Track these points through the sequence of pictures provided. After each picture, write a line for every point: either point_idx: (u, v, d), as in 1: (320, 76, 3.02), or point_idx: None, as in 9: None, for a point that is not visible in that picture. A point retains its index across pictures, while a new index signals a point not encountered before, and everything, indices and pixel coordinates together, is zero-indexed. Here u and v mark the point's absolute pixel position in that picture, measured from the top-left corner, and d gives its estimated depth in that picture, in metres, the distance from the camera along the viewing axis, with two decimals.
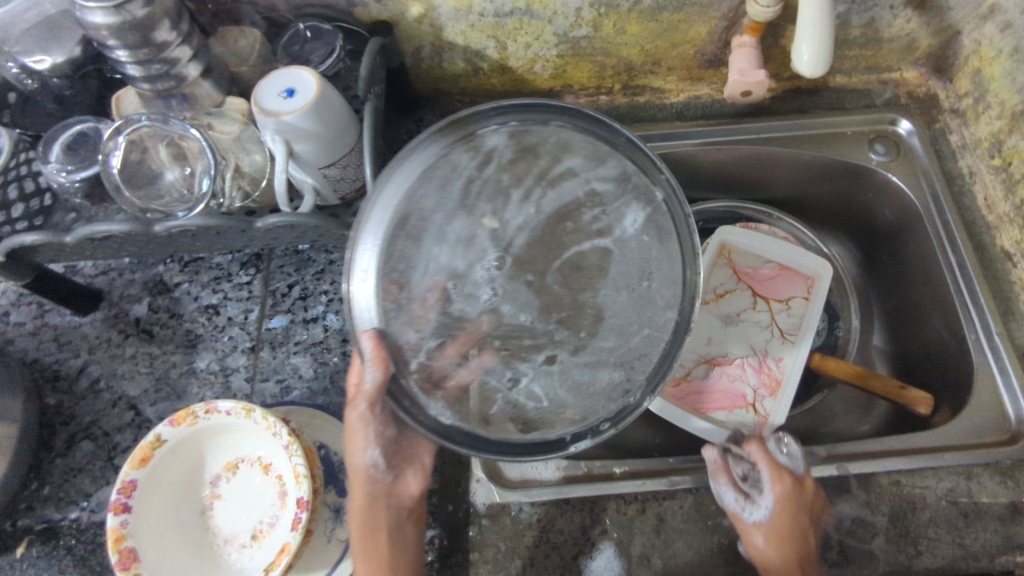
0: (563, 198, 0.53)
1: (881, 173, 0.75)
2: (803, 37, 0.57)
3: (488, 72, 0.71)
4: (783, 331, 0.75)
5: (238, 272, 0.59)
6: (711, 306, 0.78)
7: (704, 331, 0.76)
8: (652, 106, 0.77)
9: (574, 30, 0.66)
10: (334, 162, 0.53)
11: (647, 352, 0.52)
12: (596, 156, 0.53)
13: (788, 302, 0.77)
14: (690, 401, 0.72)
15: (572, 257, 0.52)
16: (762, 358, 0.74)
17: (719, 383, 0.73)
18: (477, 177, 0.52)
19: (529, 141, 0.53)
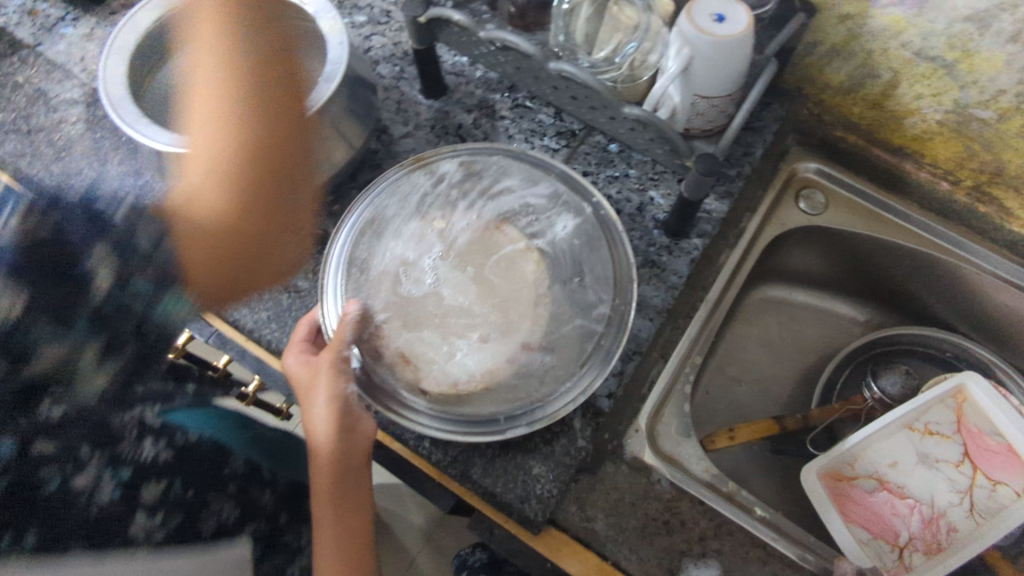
0: (501, 212, 0.51)
1: None
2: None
3: (858, 99, 0.68)
4: (975, 506, 0.67)
5: (551, 137, 0.64)
6: (915, 437, 0.70)
7: (894, 453, 0.70)
8: (988, 223, 0.70)
9: (977, 108, 0.61)
10: (709, 96, 0.54)
11: (579, 343, 0.47)
12: (531, 177, 0.53)
13: (995, 486, 0.67)
14: (842, 501, 0.67)
15: (508, 256, 0.49)
16: (938, 518, 0.66)
17: (880, 508, 0.67)
18: (431, 193, 0.52)
19: (475, 167, 0.54)
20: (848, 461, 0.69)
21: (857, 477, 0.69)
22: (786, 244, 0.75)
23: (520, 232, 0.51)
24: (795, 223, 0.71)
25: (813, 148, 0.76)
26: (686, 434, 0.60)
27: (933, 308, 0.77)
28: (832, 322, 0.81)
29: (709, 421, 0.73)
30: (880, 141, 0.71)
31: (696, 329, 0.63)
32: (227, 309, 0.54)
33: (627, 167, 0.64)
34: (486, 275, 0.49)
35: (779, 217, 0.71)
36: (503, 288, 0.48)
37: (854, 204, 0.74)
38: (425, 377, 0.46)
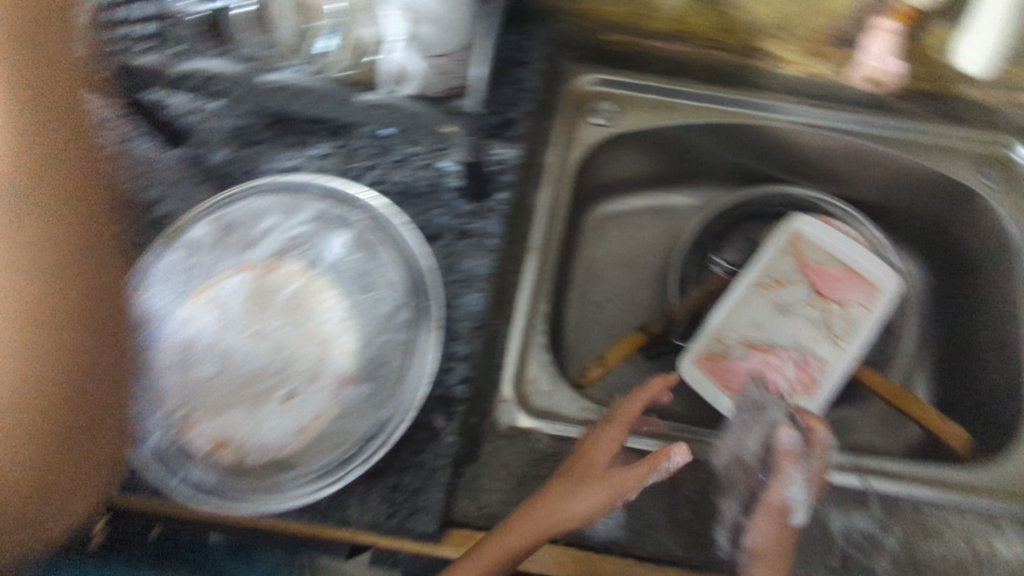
0: (271, 251, 0.49)
1: (985, 200, 0.71)
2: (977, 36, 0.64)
3: (612, 0, 0.68)
4: (834, 334, 0.73)
5: (318, 143, 0.60)
6: (768, 295, 0.75)
7: (754, 315, 0.74)
8: (766, 75, 0.72)
9: None
10: (448, 55, 0.50)
11: (389, 360, 0.47)
12: (292, 205, 0.50)
13: (845, 308, 0.74)
14: (723, 377, 0.70)
15: (291, 297, 0.48)
16: (808, 358, 0.72)
17: (757, 371, 0.71)
18: (188, 265, 0.48)
19: (225, 219, 0.49)
20: (717, 340, 0.73)
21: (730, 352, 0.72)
22: (596, 159, 0.73)
23: (298, 264, 0.49)
24: (597, 140, 0.69)
25: (585, 57, 0.72)
26: (555, 383, 0.62)
27: (755, 167, 0.80)
28: (671, 215, 0.83)
29: (588, 353, 0.75)
30: (646, 31, 0.70)
31: (532, 279, 0.63)
32: None
33: (408, 146, 0.61)
34: (270, 330, 0.47)
35: (579, 137, 0.69)
36: (292, 334, 0.47)
37: (643, 101, 0.71)
38: (245, 458, 0.44)
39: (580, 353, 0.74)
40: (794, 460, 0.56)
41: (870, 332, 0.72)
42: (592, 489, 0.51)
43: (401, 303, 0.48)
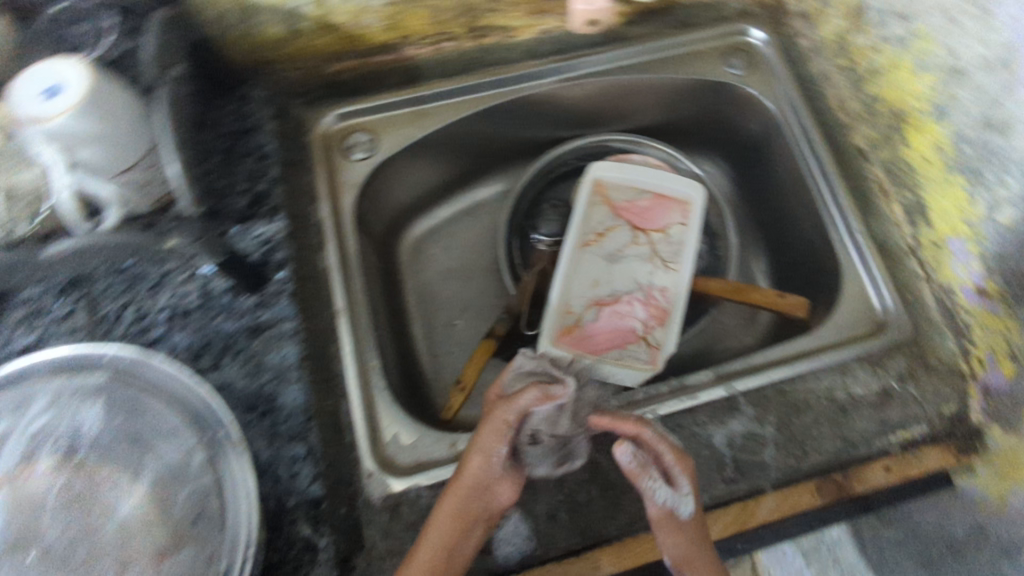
0: (13, 462, 0.43)
1: (739, 87, 0.75)
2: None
3: (312, 33, 0.62)
4: (664, 261, 0.76)
5: (57, 303, 0.55)
6: (595, 250, 0.77)
7: (590, 274, 0.76)
8: (501, 47, 0.70)
9: None
10: (133, 166, 0.45)
11: (205, 508, 0.43)
12: (27, 399, 0.45)
13: (664, 233, 0.77)
14: (585, 344, 0.72)
15: (60, 495, 0.43)
16: (650, 291, 0.75)
17: (612, 324, 0.73)
18: None
19: None
20: (566, 313, 0.73)
21: (582, 319, 0.73)
22: (376, 191, 0.70)
23: (56, 459, 0.44)
24: (365, 177, 0.66)
25: (318, 95, 0.67)
26: (417, 432, 0.59)
27: (537, 134, 0.81)
28: (483, 210, 0.83)
29: (452, 375, 0.74)
30: (366, 51, 0.66)
31: (350, 340, 0.61)
32: None
33: (158, 268, 0.56)
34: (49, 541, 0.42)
35: (345, 181, 0.66)
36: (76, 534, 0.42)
37: (396, 118, 0.68)
38: None
39: (444, 378, 0.74)
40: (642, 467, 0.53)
41: (694, 245, 0.76)
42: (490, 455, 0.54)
43: (189, 444, 0.45)
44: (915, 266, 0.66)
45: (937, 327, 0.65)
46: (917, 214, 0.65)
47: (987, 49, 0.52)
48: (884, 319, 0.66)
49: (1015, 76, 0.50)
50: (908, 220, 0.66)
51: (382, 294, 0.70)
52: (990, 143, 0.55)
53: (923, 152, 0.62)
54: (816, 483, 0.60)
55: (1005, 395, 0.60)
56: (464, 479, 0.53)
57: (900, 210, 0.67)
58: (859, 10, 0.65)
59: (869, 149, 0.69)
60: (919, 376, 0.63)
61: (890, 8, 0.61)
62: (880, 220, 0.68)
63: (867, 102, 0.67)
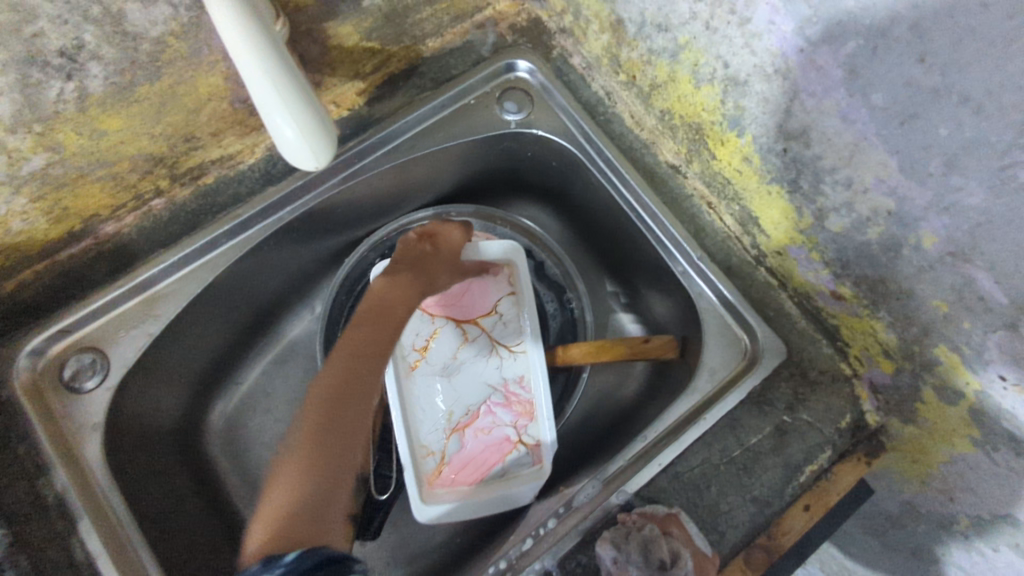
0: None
1: (524, 131, 0.64)
2: (285, 108, 0.41)
3: None
4: (507, 345, 0.64)
5: None
6: (428, 369, 0.62)
7: (434, 400, 0.62)
8: (228, 181, 0.57)
9: (23, 166, 0.44)
10: None
11: None
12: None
13: (495, 313, 0.65)
14: (458, 480, 0.60)
15: None
16: (506, 385, 0.63)
17: (479, 442, 0.61)
18: None
19: None
20: (426, 455, 0.60)
21: (446, 454, 0.60)
22: (140, 403, 0.56)
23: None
24: (107, 409, 0.53)
25: (1, 328, 0.52)
26: None
27: (325, 246, 0.68)
28: (299, 349, 0.71)
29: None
30: (45, 248, 0.51)
31: None
32: None
33: None
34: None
35: (82, 424, 0.51)
36: None
37: (124, 316, 0.54)
38: None
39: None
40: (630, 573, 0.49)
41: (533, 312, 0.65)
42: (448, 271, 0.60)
43: None
44: (767, 276, 0.60)
45: (807, 336, 0.59)
46: (750, 224, 0.58)
47: (761, 56, 0.44)
48: (754, 350, 0.59)
49: (796, 83, 0.43)
50: (744, 230, 0.59)
51: (194, 514, 0.59)
52: (795, 153, 0.47)
53: (732, 164, 0.55)
54: (742, 557, 0.52)
55: (891, 389, 0.55)
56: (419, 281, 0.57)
57: (732, 222, 0.60)
58: (617, 22, 0.55)
59: (681, 164, 0.61)
60: (806, 397, 0.58)
61: (645, 17, 0.52)
62: (715, 237, 0.61)
63: (660, 115, 0.59)
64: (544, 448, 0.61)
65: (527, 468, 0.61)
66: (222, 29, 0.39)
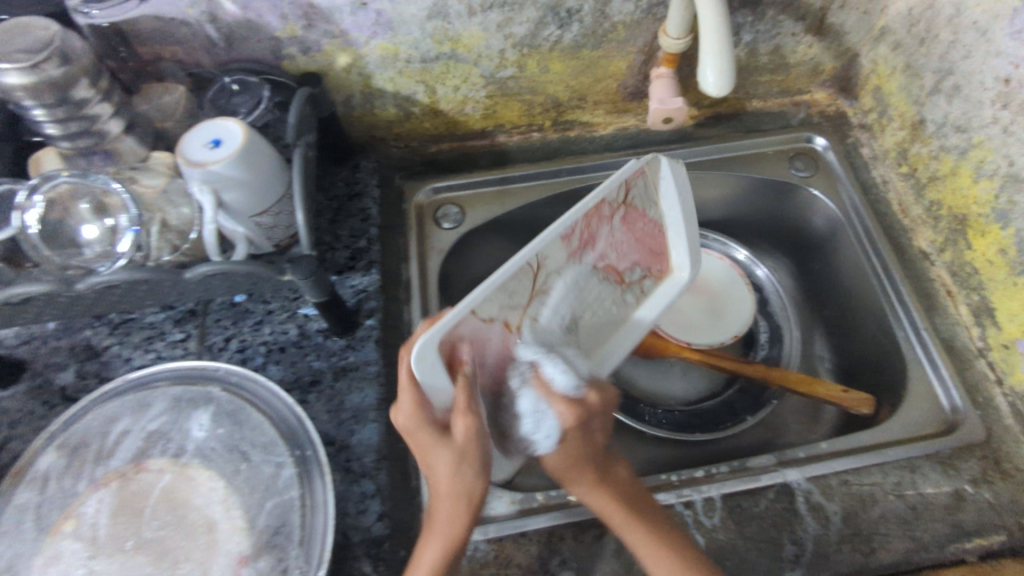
0: (129, 456, 0.46)
1: (804, 187, 0.80)
2: (712, 58, 0.55)
3: (420, 117, 0.72)
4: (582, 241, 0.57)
5: (171, 330, 0.59)
6: (577, 353, 0.57)
7: (605, 320, 0.58)
8: (582, 139, 0.79)
9: (499, 71, 0.68)
10: (266, 210, 0.52)
11: (284, 523, 0.45)
12: (142, 402, 0.49)
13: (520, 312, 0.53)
14: (663, 253, 0.60)
15: (162, 494, 0.45)
16: (588, 253, 0.57)
17: (625, 245, 0.59)
18: (42, 501, 0.44)
19: (73, 437, 0.47)
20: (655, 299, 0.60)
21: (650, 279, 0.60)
22: (463, 260, 0.75)
23: (164, 460, 0.46)
24: (451, 244, 0.72)
25: (417, 172, 0.76)
26: None
27: None
28: None
29: None
30: (464, 135, 0.75)
31: None
32: None
33: (265, 307, 0.60)
34: (147, 536, 0.43)
35: (432, 247, 0.72)
36: (170, 535, 0.43)
37: (483, 195, 0.76)
38: None
39: None
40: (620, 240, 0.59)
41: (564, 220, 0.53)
42: (441, 444, 0.45)
43: (275, 458, 0.47)
44: (985, 368, 0.66)
45: (1010, 433, 0.63)
46: (984, 315, 0.66)
47: None
48: (954, 419, 0.65)
49: None
50: (975, 321, 0.67)
51: None
52: None
53: (986, 255, 0.65)
54: None
55: None
56: (415, 447, 0.47)
57: (966, 311, 0.68)
58: (919, 122, 0.70)
59: (933, 252, 0.71)
60: (994, 480, 0.61)
61: (947, 119, 0.66)
62: (946, 319, 0.69)
63: (929, 206, 0.71)
64: (655, 160, 0.58)
65: (654, 181, 0.58)
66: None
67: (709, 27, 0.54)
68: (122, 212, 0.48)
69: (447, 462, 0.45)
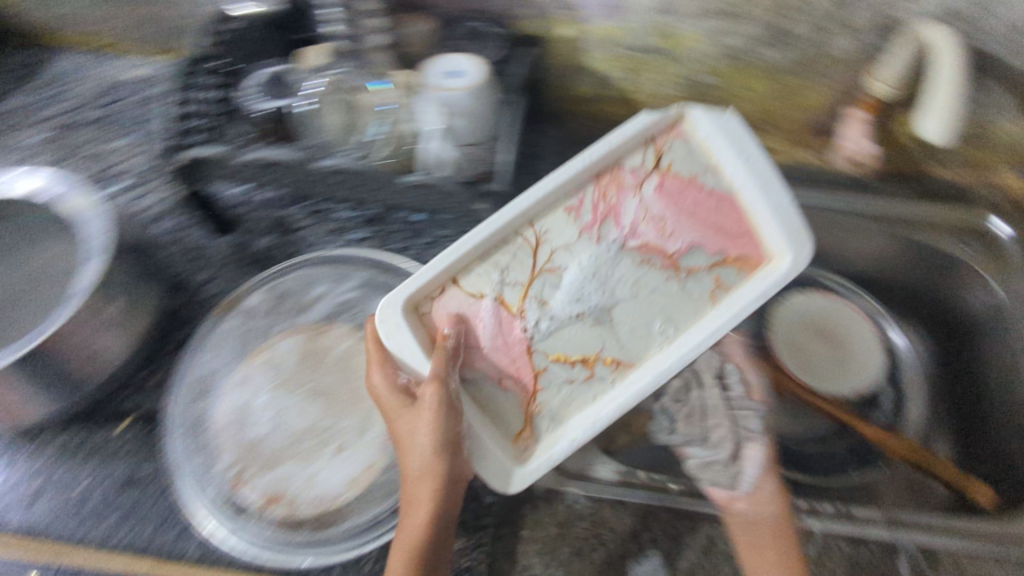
0: (323, 314, 0.53)
1: (976, 270, 0.73)
2: (940, 107, 0.62)
3: (612, 100, 0.76)
4: (586, 220, 0.50)
5: (356, 230, 0.62)
6: (608, 344, 0.48)
7: (654, 310, 0.48)
8: None
9: (700, 76, 0.71)
10: (474, 142, 0.57)
11: None
12: (338, 275, 0.55)
13: (500, 291, 0.49)
14: (746, 235, 0.47)
15: (343, 356, 0.51)
16: (611, 230, 0.50)
17: (676, 222, 0.49)
18: (248, 331, 0.52)
19: (282, 287, 0.54)
20: (732, 293, 0.47)
21: (721, 265, 0.48)
22: None
23: (347, 326, 0.53)
24: None
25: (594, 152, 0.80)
26: (584, 446, 0.62)
27: None
28: None
29: None
30: None
31: None
32: (64, 534, 0.46)
33: None
34: (324, 385, 0.50)
35: None
36: (344, 389, 0.50)
37: None
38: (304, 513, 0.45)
39: None
40: (665, 203, 0.50)
41: (553, 180, 0.49)
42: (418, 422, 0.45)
43: None
44: None
45: None
46: None
47: None
48: None
49: None
50: None
51: None
52: None
53: None
54: None
55: None
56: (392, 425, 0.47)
57: None
58: None
59: None
60: None
61: None
62: None
63: None
64: (686, 111, 0.50)
65: (700, 137, 0.50)
66: (940, 42, 0.61)
67: (946, 79, 0.61)
68: (371, 113, 0.57)
69: (425, 438, 0.44)
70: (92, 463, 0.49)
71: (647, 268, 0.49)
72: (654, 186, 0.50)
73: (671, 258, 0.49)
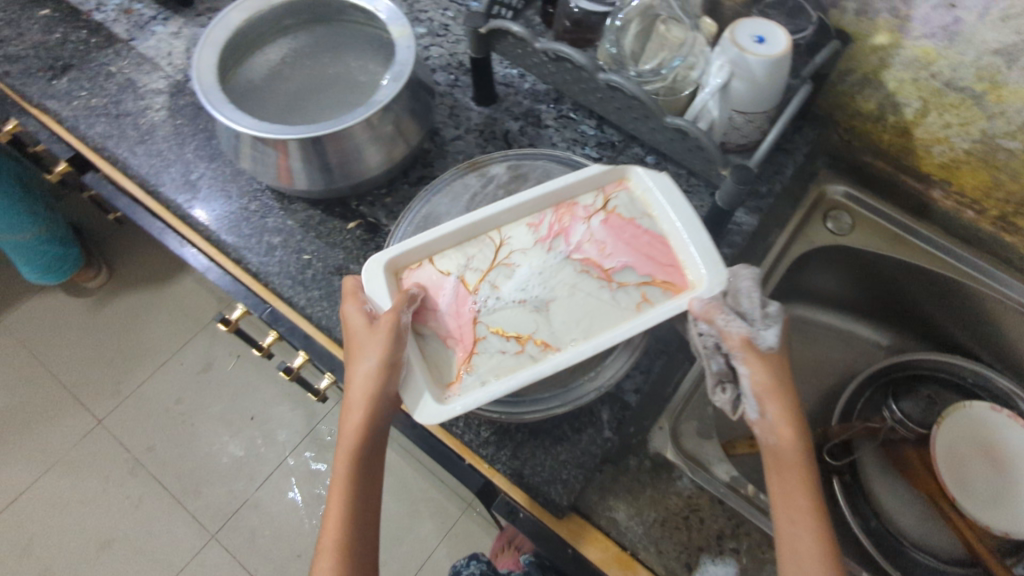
0: None
1: None
2: None
3: (888, 127, 0.70)
4: (541, 229, 0.54)
5: (591, 147, 0.65)
6: (540, 328, 0.49)
7: (583, 313, 0.50)
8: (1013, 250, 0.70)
9: (1004, 138, 0.61)
10: (746, 112, 0.57)
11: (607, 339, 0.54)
12: None
13: (467, 269, 0.52)
14: (674, 266, 0.51)
15: None
16: (560, 244, 0.53)
17: (616, 246, 0.53)
18: (480, 194, 0.58)
19: (521, 171, 0.59)
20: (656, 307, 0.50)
21: (649, 285, 0.51)
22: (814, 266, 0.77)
23: None
24: (823, 244, 0.74)
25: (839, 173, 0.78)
26: (708, 435, 0.63)
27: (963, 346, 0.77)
28: (856, 345, 0.82)
29: None
30: (903, 167, 0.73)
31: None
32: (286, 287, 0.56)
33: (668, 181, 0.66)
34: None
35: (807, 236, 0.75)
36: None
37: (882, 229, 0.75)
38: None
39: None
40: (637, 256, 0.52)
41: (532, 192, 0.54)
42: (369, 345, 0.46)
43: None
44: None
45: None
46: None
47: None
48: None
49: None
50: None
51: None
52: None
53: None
54: None
55: None
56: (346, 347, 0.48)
57: None
58: None
59: None
60: None
61: None
62: None
63: None
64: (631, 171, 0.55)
65: (642, 191, 0.54)
66: None
67: None
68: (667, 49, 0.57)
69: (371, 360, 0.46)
70: (319, 244, 0.58)
71: (611, 303, 0.50)
72: (599, 220, 0.54)
73: (633, 295, 0.50)
